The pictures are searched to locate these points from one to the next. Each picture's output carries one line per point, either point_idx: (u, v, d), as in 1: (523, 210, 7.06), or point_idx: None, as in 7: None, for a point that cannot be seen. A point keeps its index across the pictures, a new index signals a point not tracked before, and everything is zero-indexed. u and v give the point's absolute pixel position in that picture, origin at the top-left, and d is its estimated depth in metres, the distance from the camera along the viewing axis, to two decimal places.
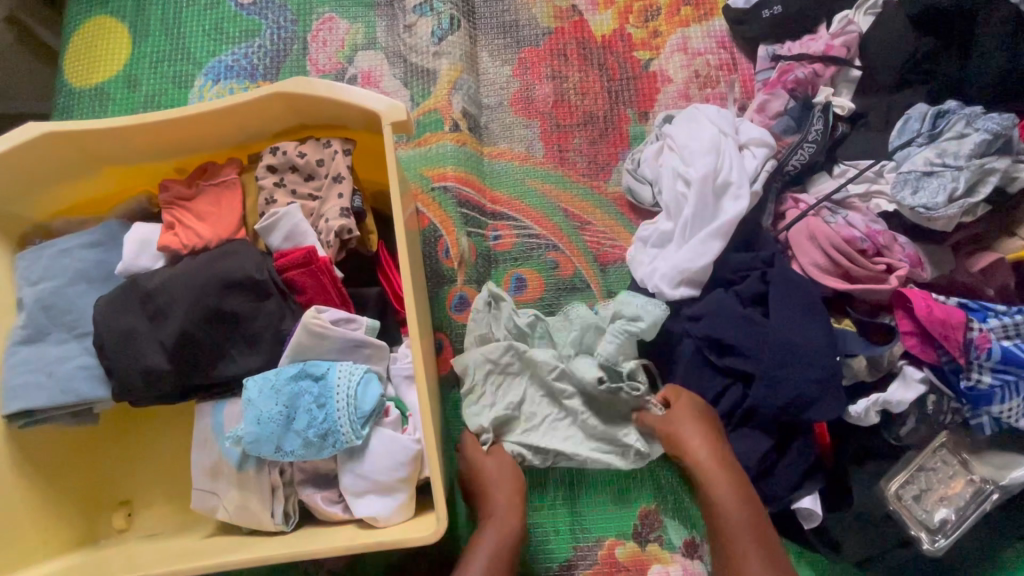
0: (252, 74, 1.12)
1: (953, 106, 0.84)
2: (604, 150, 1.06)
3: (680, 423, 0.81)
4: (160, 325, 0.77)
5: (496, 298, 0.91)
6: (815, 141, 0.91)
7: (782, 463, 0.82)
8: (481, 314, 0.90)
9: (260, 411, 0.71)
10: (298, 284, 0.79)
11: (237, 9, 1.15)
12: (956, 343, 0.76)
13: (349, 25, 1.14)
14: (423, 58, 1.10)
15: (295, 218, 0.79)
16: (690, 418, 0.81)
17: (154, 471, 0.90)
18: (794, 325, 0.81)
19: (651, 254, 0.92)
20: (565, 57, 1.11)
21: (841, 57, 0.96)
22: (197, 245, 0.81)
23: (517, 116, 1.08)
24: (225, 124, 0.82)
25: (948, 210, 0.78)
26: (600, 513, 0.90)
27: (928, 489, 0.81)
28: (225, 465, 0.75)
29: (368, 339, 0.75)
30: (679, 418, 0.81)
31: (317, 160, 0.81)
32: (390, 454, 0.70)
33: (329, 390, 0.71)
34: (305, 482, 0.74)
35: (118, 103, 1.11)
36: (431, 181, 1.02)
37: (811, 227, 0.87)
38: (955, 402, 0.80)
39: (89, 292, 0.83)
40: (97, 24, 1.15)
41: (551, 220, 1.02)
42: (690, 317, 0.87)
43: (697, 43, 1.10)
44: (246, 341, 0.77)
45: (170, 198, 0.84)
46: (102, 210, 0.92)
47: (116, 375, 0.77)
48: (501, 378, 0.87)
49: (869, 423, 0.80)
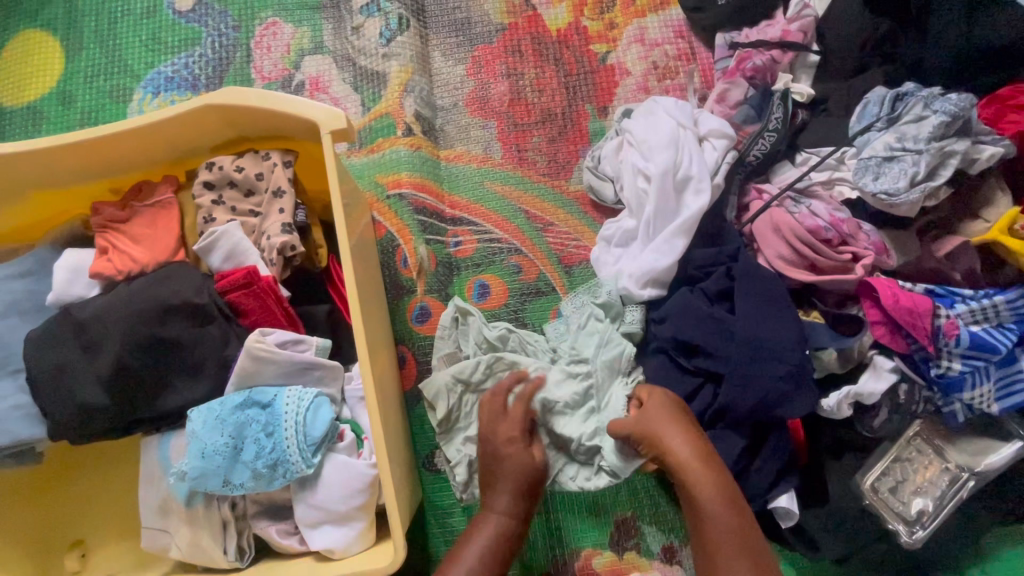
0: (193, 84, 1.07)
1: (910, 88, 0.83)
2: (564, 148, 1.03)
3: (659, 425, 0.73)
4: (95, 358, 0.72)
5: (463, 315, 0.89)
6: (776, 130, 0.88)
7: (755, 464, 0.80)
8: (447, 331, 0.89)
9: (204, 445, 0.67)
10: (241, 306, 0.75)
11: (175, 16, 1.10)
12: (924, 331, 0.75)
13: (295, 30, 1.09)
14: (372, 60, 1.06)
15: (234, 237, 0.74)
16: (664, 414, 0.74)
17: (110, 508, 0.83)
18: (761, 321, 0.79)
19: (616, 254, 0.89)
20: (519, 54, 1.07)
21: (798, 42, 0.94)
22: (133, 271, 0.76)
23: (473, 117, 1.04)
24: (155, 140, 0.77)
25: (909, 195, 0.76)
26: (577, 525, 0.87)
27: (903, 480, 0.80)
28: (173, 502, 0.71)
29: (319, 360, 0.71)
30: (653, 416, 0.75)
31: (256, 174, 0.77)
32: (345, 482, 0.67)
33: (277, 417, 0.68)
34: (259, 514, 0.71)
35: (53, 121, 1.05)
36: (386, 188, 0.99)
37: (775, 219, 0.85)
38: (927, 390, 0.79)
39: (20, 326, 0.78)
40: (26, 39, 1.09)
41: (513, 223, 0.99)
42: (657, 320, 0.85)
43: (654, 33, 1.08)
44: (189, 369, 0.73)
45: (101, 222, 0.79)
46: (36, 236, 0.87)
47: (50, 413, 0.72)
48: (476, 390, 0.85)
49: (841, 416, 0.79)
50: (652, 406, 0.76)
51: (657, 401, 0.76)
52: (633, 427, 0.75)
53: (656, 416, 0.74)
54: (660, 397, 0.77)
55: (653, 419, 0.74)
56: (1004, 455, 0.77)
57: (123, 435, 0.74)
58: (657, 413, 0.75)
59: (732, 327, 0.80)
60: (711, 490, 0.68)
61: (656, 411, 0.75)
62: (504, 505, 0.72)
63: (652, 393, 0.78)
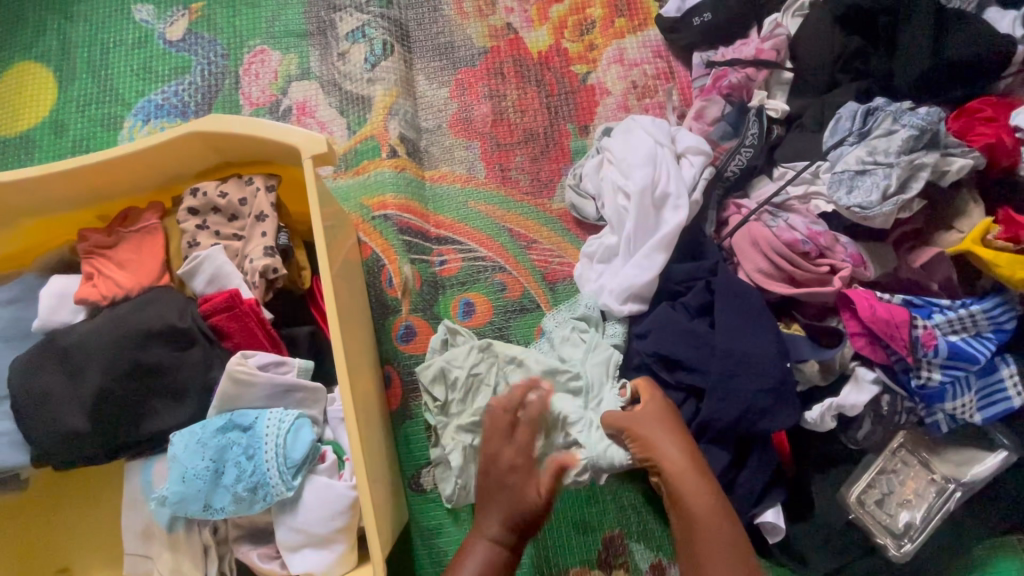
0: (183, 111, 1.09)
1: (881, 103, 0.84)
2: (546, 167, 1.04)
3: (653, 426, 0.73)
4: (78, 384, 0.73)
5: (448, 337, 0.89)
6: (752, 146, 0.90)
7: (741, 479, 0.79)
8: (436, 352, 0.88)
9: (185, 469, 0.67)
10: (224, 329, 0.75)
11: (165, 46, 1.13)
12: (902, 342, 0.75)
13: (282, 57, 1.12)
14: (357, 84, 1.08)
15: (217, 261, 0.75)
16: (653, 414, 0.74)
17: (95, 531, 0.83)
18: (741, 335, 0.79)
19: (598, 270, 0.90)
20: (502, 76, 1.09)
21: (771, 60, 0.96)
22: (118, 296, 0.77)
23: (456, 137, 1.06)
24: (140, 167, 0.79)
25: (882, 208, 0.77)
26: (560, 542, 0.86)
27: (890, 493, 0.80)
28: (155, 528, 0.71)
29: (301, 383, 0.72)
30: (643, 415, 0.75)
31: (240, 200, 0.78)
32: (325, 505, 0.66)
33: (257, 440, 0.68)
34: (240, 539, 0.71)
35: (46, 149, 1.08)
36: (371, 210, 1.00)
37: (753, 233, 0.86)
38: (909, 401, 0.79)
39: (6, 352, 0.78)
40: (20, 70, 1.12)
41: (497, 241, 1.00)
42: (639, 335, 0.85)
43: (633, 54, 1.10)
44: (171, 394, 0.74)
45: (88, 248, 0.80)
46: (23, 263, 0.87)
47: (33, 440, 0.72)
48: (466, 386, 0.84)
49: (825, 429, 0.79)
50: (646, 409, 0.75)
51: (652, 405, 0.76)
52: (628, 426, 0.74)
53: (650, 417, 0.74)
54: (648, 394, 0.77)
55: (647, 421, 0.74)
56: (989, 465, 0.77)
57: (107, 460, 0.75)
58: (651, 416, 0.75)
59: (713, 342, 0.80)
60: (698, 490, 0.68)
61: (648, 416, 0.75)
62: (499, 519, 0.65)
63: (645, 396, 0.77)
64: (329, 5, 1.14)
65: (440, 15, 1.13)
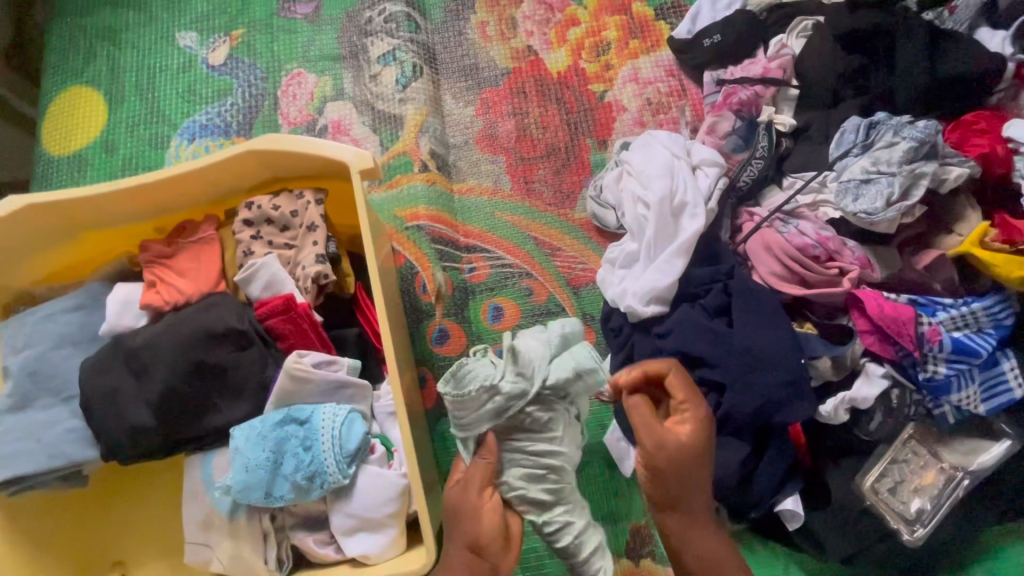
0: (226, 130, 1.16)
1: (882, 117, 0.91)
2: (568, 179, 1.11)
3: (692, 466, 0.67)
4: (145, 383, 0.78)
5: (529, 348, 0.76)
6: (763, 158, 0.97)
7: (761, 468, 0.85)
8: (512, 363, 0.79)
9: (247, 460, 0.72)
10: (279, 332, 0.82)
11: (208, 71, 1.20)
12: (909, 338, 0.81)
13: (318, 79, 1.19)
14: (389, 104, 1.15)
15: (272, 268, 0.82)
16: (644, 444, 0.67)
17: (152, 524, 0.88)
18: (758, 333, 0.85)
19: (620, 274, 0.95)
20: (524, 95, 1.17)
21: (778, 78, 1.03)
22: (179, 301, 0.84)
23: (482, 152, 1.13)
24: (198, 182, 0.85)
25: (886, 214, 0.83)
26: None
27: (902, 481, 0.85)
28: (215, 516, 0.77)
29: (351, 380, 0.78)
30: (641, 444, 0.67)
31: (291, 212, 0.85)
32: (377, 492, 0.72)
33: (314, 432, 0.74)
34: (296, 526, 0.76)
35: (97, 167, 1.14)
36: (404, 221, 1.07)
37: (766, 239, 0.92)
38: (917, 394, 0.84)
39: (74, 355, 0.85)
40: (72, 93, 1.19)
41: (523, 248, 1.07)
42: (661, 334, 0.90)
43: (647, 73, 1.17)
44: (230, 391, 0.80)
45: (149, 258, 0.87)
46: (84, 273, 0.94)
47: (103, 435, 0.78)
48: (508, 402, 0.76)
49: (839, 421, 0.84)
50: (687, 445, 0.67)
51: (699, 435, 0.67)
52: (670, 465, 0.66)
53: (693, 459, 0.67)
54: (693, 396, 0.70)
55: (687, 462, 0.66)
56: (995, 453, 0.82)
57: (169, 454, 0.80)
58: (689, 456, 0.67)
59: (732, 340, 0.86)
60: (700, 519, 0.68)
61: (689, 455, 0.67)
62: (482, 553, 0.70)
63: (689, 400, 0.69)
64: (361, 30, 1.21)
65: (464, 39, 1.21)
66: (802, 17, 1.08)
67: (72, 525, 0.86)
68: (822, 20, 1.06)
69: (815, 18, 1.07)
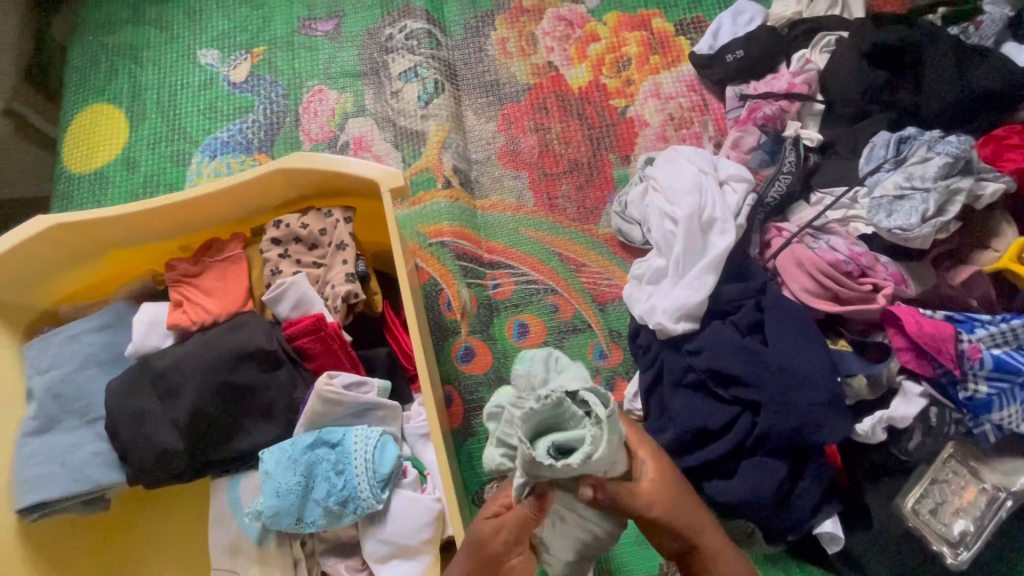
0: (247, 147, 1.16)
1: (913, 132, 0.91)
2: (592, 195, 1.10)
3: (681, 510, 0.63)
4: (172, 405, 0.77)
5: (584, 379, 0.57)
6: (790, 172, 0.96)
7: (798, 490, 0.83)
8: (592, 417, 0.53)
9: (279, 484, 0.71)
10: (308, 351, 0.80)
11: (229, 88, 1.20)
12: (949, 355, 0.79)
13: (339, 95, 1.19)
14: (411, 120, 1.15)
15: (302, 287, 0.81)
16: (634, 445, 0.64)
17: (176, 549, 0.85)
18: (792, 351, 0.84)
19: (648, 291, 0.94)
20: (546, 111, 1.17)
21: (803, 93, 1.03)
22: (206, 321, 0.83)
23: (505, 168, 1.13)
24: (227, 201, 0.85)
25: (922, 229, 0.82)
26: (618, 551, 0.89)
27: (943, 501, 0.83)
28: (244, 541, 0.75)
29: (381, 402, 0.76)
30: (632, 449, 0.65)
31: (320, 230, 0.84)
32: (412, 517, 0.71)
33: (346, 455, 0.72)
34: (327, 552, 0.75)
35: (119, 184, 1.14)
36: (428, 237, 1.06)
37: (797, 255, 0.91)
38: (957, 412, 0.83)
39: (99, 375, 0.83)
40: (94, 111, 1.18)
41: (547, 264, 1.06)
42: (692, 351, 0.88)
43: (668, 88, 1.17)
44: (259, 413, 0.78)
45: (176, 277, 0.86)
46: (107, 292, 0.92)
47: (129, 458, 0.77)
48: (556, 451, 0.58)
49: (876, 440, 0.82)
50: (662, 485, 0.63)
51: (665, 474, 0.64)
52: (661, 513, 0.62)
53: (679, 496, 0.63)
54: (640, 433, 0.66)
55: (677, 504, 0.63)
56: None
57: (195, 477, 0.79)
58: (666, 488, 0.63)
59: (766, 358, 0.84)
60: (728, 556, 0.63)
61: (674, 496, 0.63)
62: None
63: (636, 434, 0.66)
64: (382, 47, 1.22)
65: (485, 55, 1.21)
66: (825, 33, 1.08)
67: (92, 551, 0.83)
68: (846, 35, 1.06)
69: (838, 33, 1.08)
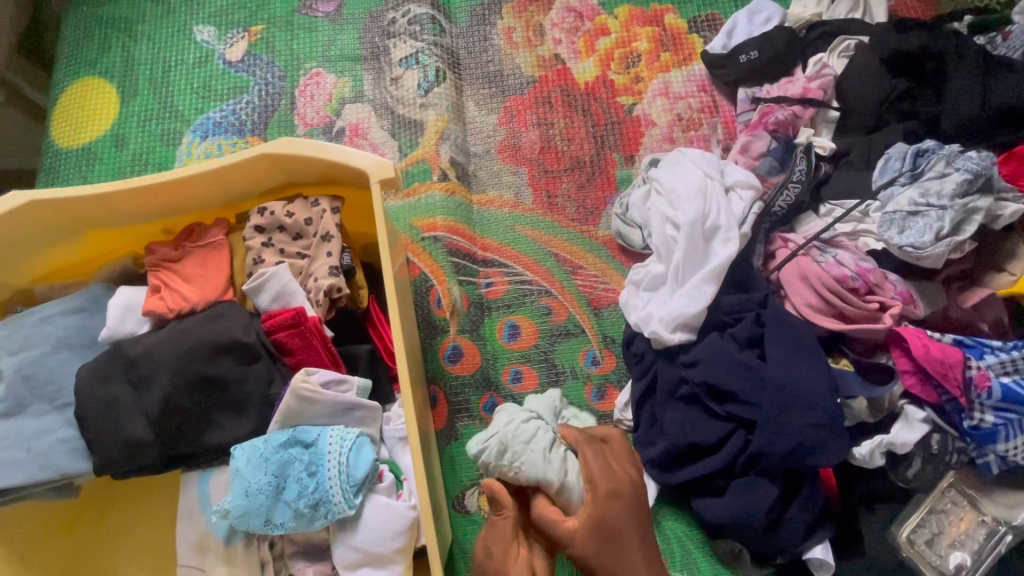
0: (240, 129, 1.12)
1: (931, 145, 0.87)
2: (593, 194, 1.07)
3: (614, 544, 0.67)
4: (144, 394, 0.74)
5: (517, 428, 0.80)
6: (800, 181, 0.92)
7: (789, 513, 0.80)
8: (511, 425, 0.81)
9: (248, 483, 0.68)
10: (287, 346, 0.77)
11: (225, 67, 1.16)
12: (955, 382, 0.76)
13: (337, 80, 1.15)
14: (410, 109, 1.11)
15: (283, 277, 0.78)
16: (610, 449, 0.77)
17: (146, 540, 0.83)
18: (792, 369, 0.80)
19: (644, 297, 0.90)
20: (550, 105, 1.13)
21: (818, 99, 0.99)
22: (183, 309, 0.79)
23: (504, 163, 1.09)
24: (211, 184, 0.81)
25: (935, 248, 0.79)
26: None
27: (940, 532, 0.81)
28: (211, 539, 0.74)
29: (361, 402, 0.74)
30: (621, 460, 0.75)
31: (306, 220, 0.81)
32: (383, 525, 0.68)
33: (320, 456, 0.70)
34: (296, 555, 0.73)
35: (106, 162, 1.10)
36: (420, 231, 1.02)
37: (802, 268, 0.87)
38: (960, 441, 0.79)
39: (71, 360, 0.80)
40: (85, 84, 1.15)
41: (542, 265, 1.02)
42: (687, 363, 0.85)
43: (678, 86, 1.13)
44: (233, 408, 0.76)
45: (155, 261, 0.83)
46: (86, 272, 0.90)
47: (98, 448, 0.74)
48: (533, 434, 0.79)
49: (874, 465, 0.79)
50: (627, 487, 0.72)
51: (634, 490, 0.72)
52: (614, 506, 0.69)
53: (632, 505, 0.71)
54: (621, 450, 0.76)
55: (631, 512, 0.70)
56: None
57: (165, 469, 0.76)
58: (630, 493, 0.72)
59: (762, 376, 0.81)
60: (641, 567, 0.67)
61: (620, 508, 0.69)
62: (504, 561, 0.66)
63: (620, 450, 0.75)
64: (383, 32, 1.17)
65: (490, 44, 1.17)
66: (845, 37, 1.04)
67: (50, 536, 0.80)
68: (866, 40, 1.02)
69: (858, 38, 1.03)
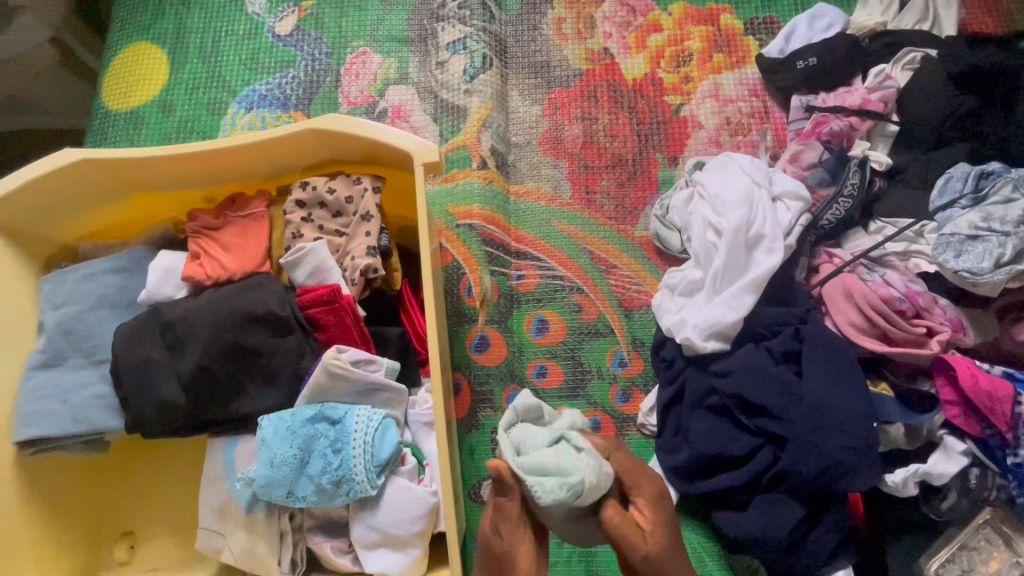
0: (284, 103, 1.13)
1: (996, 168, 0.84)
2: (632, 194, 1.05)
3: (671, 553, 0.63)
4: (178, 358, 0.75)
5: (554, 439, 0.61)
6: (851, 196, 0.89)
7: (813, 535, 0.78)
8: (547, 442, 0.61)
9: (274, 454, 0.69)
10: (320, 322, 0.77)
11: (274, 40, 1.17)
12: (1003, 416, 0.74)
13: (383, 60, 1.15)
14: (453, 94, 1.10)
15: (321, 254, 0.78)
16: None
17: (170, 499, 0.85)
18: (828, 389, 0.78)
19: (679, 302, 0.88)
20: (595, 100, 1.10)
21: (877, 111, 0.95)
22: (222, 277, 0.80)
23: (545, 155, 1.08)
24: (256, 156, 0.82)
25: (994, 276, 0.76)
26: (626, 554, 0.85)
27: (970, 570, 0.78)
28: (233, 505, 0.75)
29: (389, 383, 0.73)
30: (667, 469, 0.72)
31: (347, 198, 0.81)
32: (403, 508, 0.69)
33: (346, 434, 0.70)
34: (314, 529, 0.74)
35: (153, 126, 1.12)
36: (455, 218, 1.02)
37: (847, 285, 0.84)
38: (1001, 478, 0.77)
39: (110, 318, 0.82)
40: (137, 49, 1.16)
41: (576, 261, 1.01)
42: (718, 373, 0.83)
43: (729, 90, 1.10)
44: (263, 379, 0.76)
45: (196, 228, 0.84)
46: (129, 233, 0.91)
47: (131, 407, 0.75)
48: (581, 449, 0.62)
49: (907, 495, 0.76)
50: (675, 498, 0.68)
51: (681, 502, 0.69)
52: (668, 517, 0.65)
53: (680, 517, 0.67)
54: None
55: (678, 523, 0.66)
56: None
57: (194, 433, 0.77)
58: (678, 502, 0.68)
59: (797, 393, 0.79)
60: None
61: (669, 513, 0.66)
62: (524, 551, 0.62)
63: None
64: (432, 15, 1.17)
65: (539, 34, 1.15)
66: (910, 48, 1.00)
67: (78, 488, 0.82)
68: (934, 53, 0.97)
69: (925, 50, 0.99)
